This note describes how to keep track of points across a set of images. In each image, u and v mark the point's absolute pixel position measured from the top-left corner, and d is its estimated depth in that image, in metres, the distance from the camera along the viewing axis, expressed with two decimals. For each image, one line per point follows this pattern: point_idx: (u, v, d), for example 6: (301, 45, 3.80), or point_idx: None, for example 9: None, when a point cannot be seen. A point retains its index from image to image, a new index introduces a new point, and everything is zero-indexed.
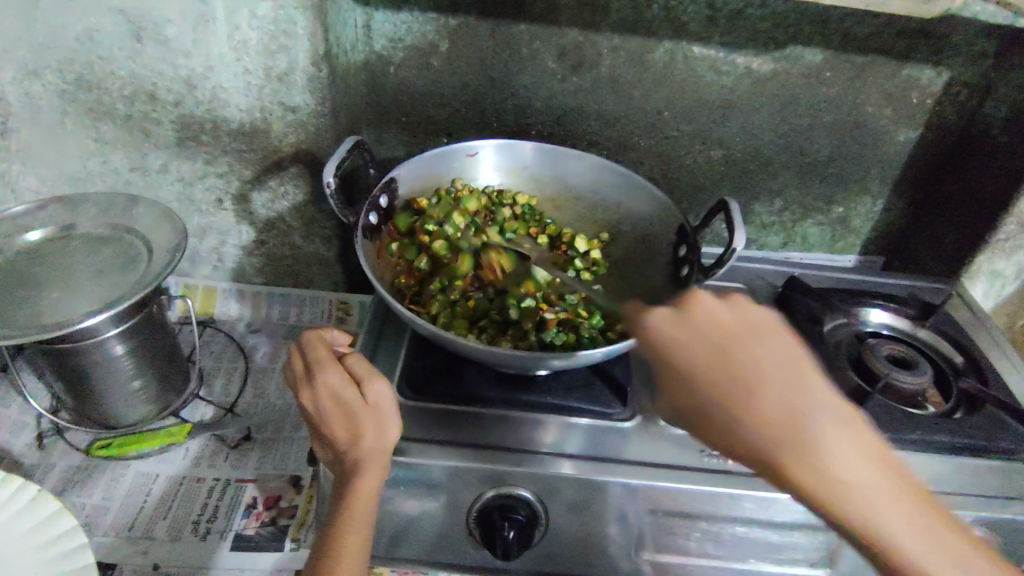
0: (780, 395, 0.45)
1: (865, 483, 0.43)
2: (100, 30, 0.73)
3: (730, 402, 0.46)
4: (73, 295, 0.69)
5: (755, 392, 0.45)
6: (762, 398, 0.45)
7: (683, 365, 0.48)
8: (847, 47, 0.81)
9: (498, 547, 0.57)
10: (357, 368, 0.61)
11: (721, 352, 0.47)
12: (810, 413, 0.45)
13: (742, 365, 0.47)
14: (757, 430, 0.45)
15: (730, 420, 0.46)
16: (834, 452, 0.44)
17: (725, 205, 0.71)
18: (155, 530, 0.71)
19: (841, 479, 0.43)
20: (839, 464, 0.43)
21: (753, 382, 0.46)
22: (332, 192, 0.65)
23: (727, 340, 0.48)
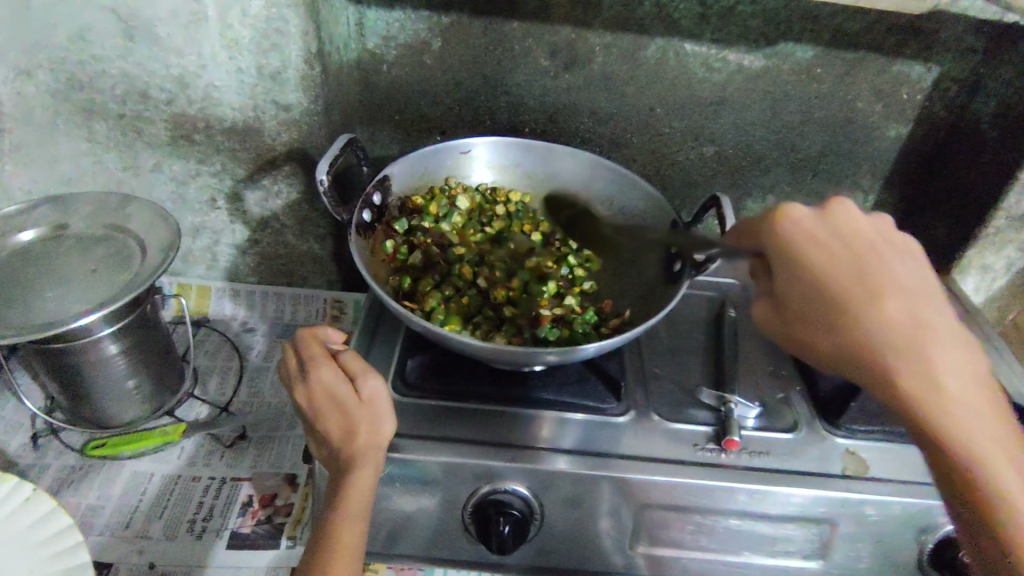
0: (931, 334, 0.43)
1: (974, 406, 0.41)
2: (92, 29, 0.73)
3: (859, 310, 0.44)
4: (65, 295, 0.69)
5: (873, 297, 0.44)
6: (877, 303, 0.44)
7: (823, 276, 0.46)
8: (837, 43, 0.82)
9: (494, 543, 0.58)
10: (350, 364, 0.61)
11: (860, 274, 0.45)
12: (927, 334, 0.43)
13: (851, 271, 0.45)
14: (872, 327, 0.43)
15: (865, 337, 0.43)
16: (948, 365, 0.42)
17: (716, 200, 0.71)
18: (151, 529, 0.71)
19: (942, 398, 0.41)
20: (951, 380, 0.42)
21: (874, 269, 0.45)
22: (326, 189, 0.65)
23: (860, 270, 0.45)
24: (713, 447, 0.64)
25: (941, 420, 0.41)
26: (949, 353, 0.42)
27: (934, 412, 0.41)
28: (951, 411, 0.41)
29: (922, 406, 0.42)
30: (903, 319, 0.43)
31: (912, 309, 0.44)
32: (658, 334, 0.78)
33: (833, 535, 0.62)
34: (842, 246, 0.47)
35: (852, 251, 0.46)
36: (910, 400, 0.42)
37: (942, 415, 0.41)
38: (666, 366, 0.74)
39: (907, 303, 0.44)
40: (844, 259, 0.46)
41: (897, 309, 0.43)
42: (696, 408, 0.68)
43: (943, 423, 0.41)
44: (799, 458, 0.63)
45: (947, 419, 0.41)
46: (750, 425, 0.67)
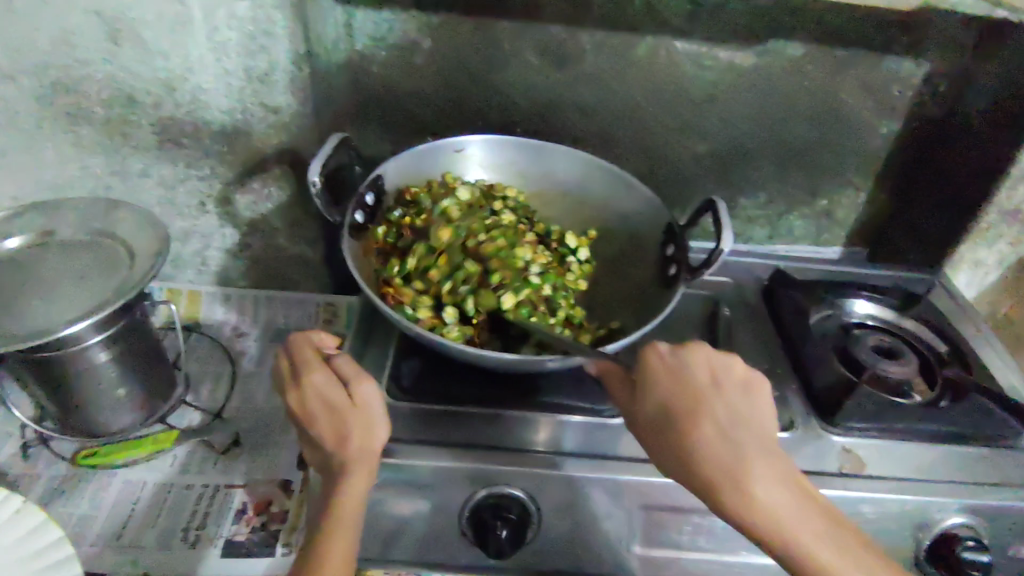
0: (753, 473, 0.49)
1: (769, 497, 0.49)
2: (75, 33, 0.72)
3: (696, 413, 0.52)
4: (53, 303, 0.68)
5: (697, 419, 0.51)
6: (694, 428, 0.51)
7: (670, 415, 0.52)
8: (827, 39, 0.82)
9: (492, 547, 0.57)
10: (344, 368, 0.60)
11: (698, 418, 0.51)
12: (699, 428, 0.51)
13: (685, 405, 0.52)
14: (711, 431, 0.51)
15: (681, 454, 0.51)
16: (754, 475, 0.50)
17: (712, 204, 0.71)
18: (144, 538, 0.70)
19: (756, 500, 0.49)
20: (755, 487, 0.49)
21: (682, 417, 0.52)
22: (317, 190, 0.64)
23: (678, 397, 0.53)
24: None
25: (785, 537, 0.48)
26: (758, 469, 0.50)
27: (796, 546, 0.48)
28: (825, 561, 0.48)
29: (792, 538, 0.48)
30: (711, 445, 0.50)
31: (722, 432, 0.51)
32: (653, 333, 0.78)
33: None
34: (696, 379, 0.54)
35: (650, 423, 0.53)
36: (755, 516, 0.49)
37: (779, 527, 0.48)
38: None
39: (731, 407, 0.53)
40: (657, 410, 0.53)
41: (720, 444, 0.50)
42: None
43: (793, 544, 0.48)
44: (796, 458, 0.63)
45: (812, 548, 0.48)
46: None
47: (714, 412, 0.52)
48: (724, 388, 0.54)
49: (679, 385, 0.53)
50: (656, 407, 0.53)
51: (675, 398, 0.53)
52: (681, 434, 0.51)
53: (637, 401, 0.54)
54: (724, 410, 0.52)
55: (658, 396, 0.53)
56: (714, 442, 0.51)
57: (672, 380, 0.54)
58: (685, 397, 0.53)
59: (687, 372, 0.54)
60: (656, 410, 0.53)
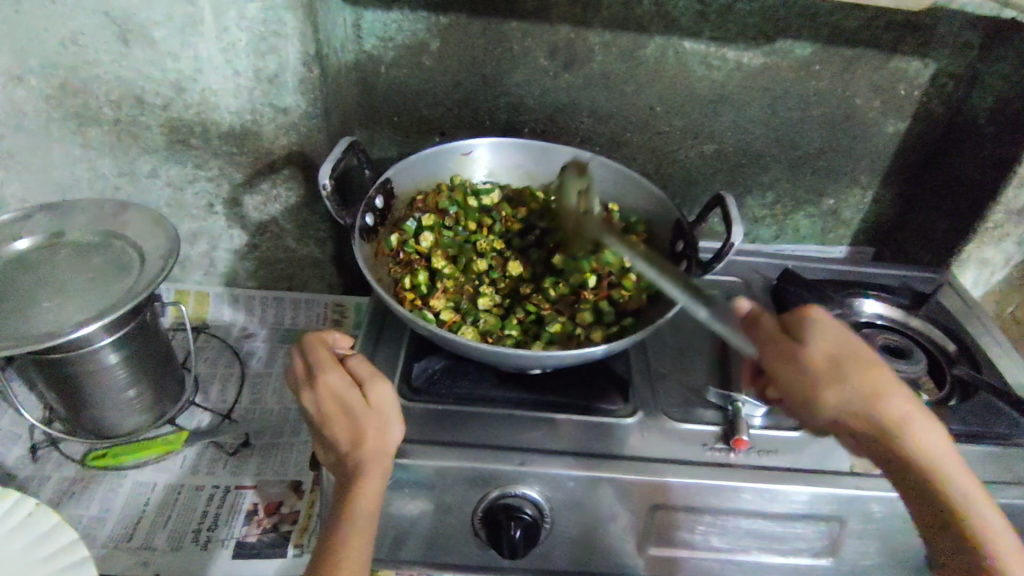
0: (920, 419, 0.55)
1: (940, 441, 0.54)
2: (84, 34, 0.72)
3: (873, 362, 0.57)
4: (63, 304, 0.68)
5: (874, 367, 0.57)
6: (872, 374, 0.56)
7: (850, 363, 0.57)
8: (835, 39, 0.82)
9: (505, 548, 0.58)
10: (359, 370, 0.60)
11: (876, 371, 0.56)
12: (877, 375, 0.56)
13: (863, 358, 0.57)
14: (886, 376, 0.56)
15: (868, 390, 0.55)
16: (923, 419, 0.55)
17: (721, 200, 0.71)
18: (155, 540, 0.70)
19: (930, 443, 0.54)
20: (924, 426, 0.55)
21: (858, 365, 0.57)
22: (328, 192, 0.64)
23: (851, 348, 0.58)
24: (722, 447, 0.64)
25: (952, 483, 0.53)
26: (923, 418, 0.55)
27: (962, 494, 0.52)
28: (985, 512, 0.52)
29: (958, 485, 0.53)
30: (889, 392, 0.55)
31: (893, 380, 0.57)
32: (662, 333, 0.78)
33: (842, 533, 0.62)
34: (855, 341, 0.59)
35: (831, 362, 0.57)
36: (927, 454, 0.53)
37: (949, 473, 0.53)
38: (672, 366, 0.73)
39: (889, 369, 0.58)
40: (833, 355, 0.57)
41: (901, 397, 0.55)
42: (703, 408, 0.68)
43: (959, 489, 0.52)
44: (806, 458, 0.63)
45: (973, 497, 0.52)
46: (757, 424, 0.66)
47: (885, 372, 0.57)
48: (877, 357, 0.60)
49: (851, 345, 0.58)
50: (835, 354, 0.57)
51: (849, 344, 0.58)
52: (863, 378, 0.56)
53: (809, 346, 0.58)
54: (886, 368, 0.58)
55: (834, 345, 0.58)
56: (889, 381, 0.56)
57: (843, 337, 0.58)
58: (853, 347, 0.58)
59: (851, 335, 0.59)
60: (834, 356, 0.57)
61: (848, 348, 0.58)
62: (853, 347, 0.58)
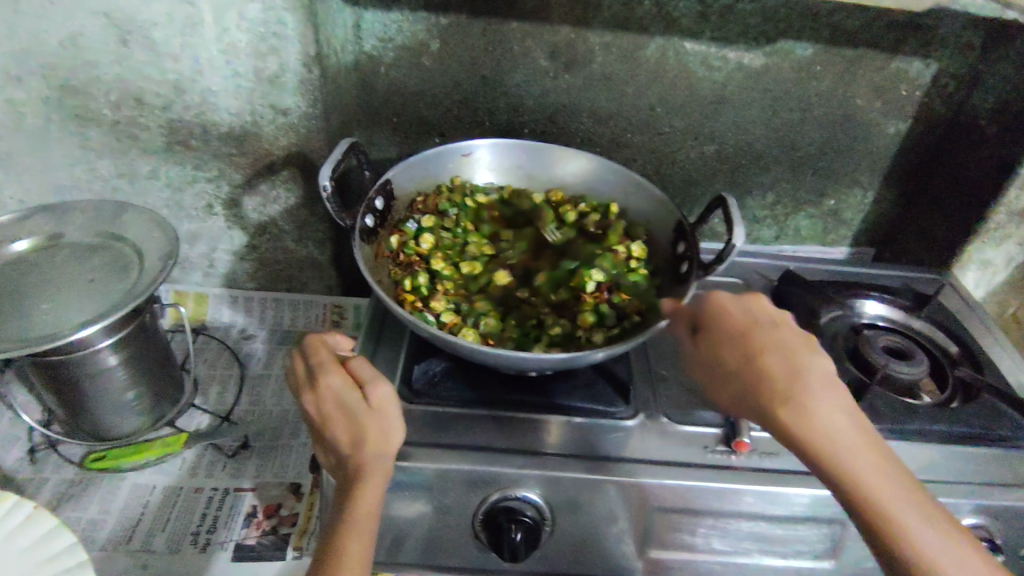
0: (813, 408, 0.50)
1: (840, 436, 0.49)
2: (83, 35, 0.72)
3: (763, 352, 0.53)
4: (62, 306, 0.67)
5: (763, 359, 0.53)
6: (754, 368, 0.53)
7: (736, 358, 0.54)
8: (837, 40, 0.81)
9: (506, 550, 0.57)
10: (360, 371, 0.60)
11: (764, 363, 0.53)
12: (758, 369, 0.52)
13: (754, 350, 0.54)
14: (776, 366, 0.52)
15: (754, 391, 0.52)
16: (820, 407, 0.50)
17: (722, 201, 0.70)
18: (154, 542, 0.70)
19: (821, 434, 0.49)
20: (821, 419, 0.50)
21: (745, 360, 0.54)
22: (328, 193, 0.63)
23: (745, 339, 0.55)
24: (723, 449, 0.64)
25: (847, 476, 0.48)
26: (821, 405, 0.50)
27: (856, 486, 0.47)
28: (881, 503, 0.47)
29: (853, 478, 0.48)
30: (768, 383, 0.52)
31: (788, 367, 0.52)
32: (663, 334, 0.77)
33: (844, 536, 0.62)
34: (757, 327, 0.56)
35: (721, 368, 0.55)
36: (817, 445, 0.49)
37: (843, 462, 0.48)
38: (673, 367, 0.73)
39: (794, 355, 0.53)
40: (721, 353, 0.56)
41: (790, 387, 0.51)
42: (704, 409, 0.68)
43: (853, 481, 0.48)
44: None
45: (873, 486, 0.47)
46: (759, 426, 0.66)
47: (778, 361, 0.53)
48: (786, 335, 0.55)
49: (741, 338, 0.55)
50: (725, 350, 0.56)
51: (742, 342, 0.55)
52: (747, 373, 0.53)
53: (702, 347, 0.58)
54: (785, 358, 0.53)
55: (723, 340, 0.56)
56: (778, 372, 0.52)
57: (738, 326, 0.56)
58: (752, 343, 0.55)
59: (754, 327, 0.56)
60: (720, 353, 0.56)
61: (739, 346, 0.55)
62: (745, 342, 0.55)
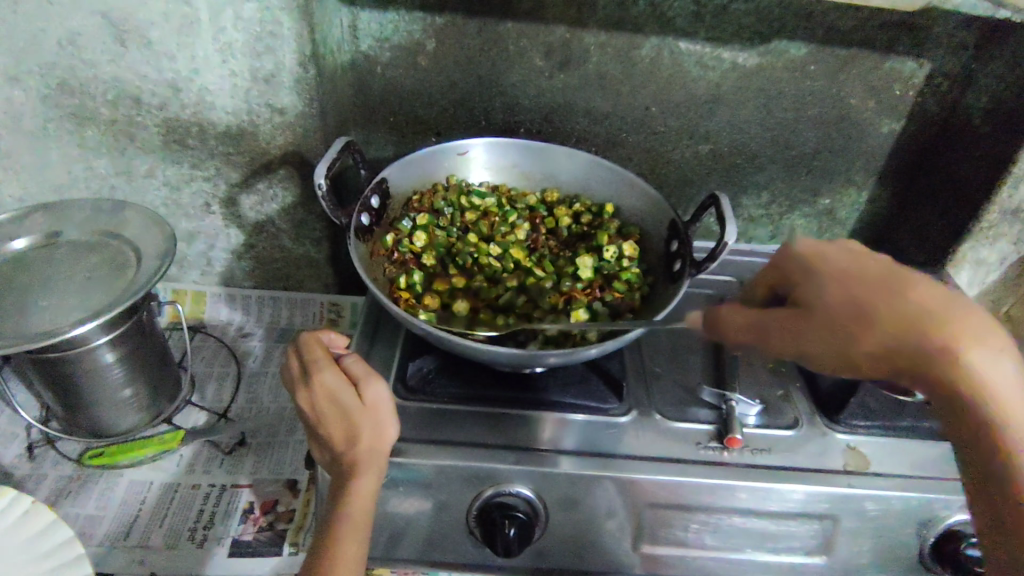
0: (975, 349, 0.40)
1: (1012, 385, 0.40)
2: (81, 34, 0.72)
3: (903, 287, 0.43)
4: (59, 304, 0.68)
5: (902, 285, 0.43)
6: (942, 332, 0.40)
7: (892, 314, 0.42)
8: (830, 40, 0.82)
9: (500, 547, 0.58)
10: (353, 368, 0.60)
11: (946, 324, 0.41)
12: (960, 327, 0.40)
13: (920, 310, 0.41)
14: (918, 294, 0.42)
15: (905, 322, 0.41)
16: (986, 350, 0.40)
17: (715, 199, 0.71)
18: (151, 538, 0.70)
19: (986, 386, 0.40)
20: (983, 362, 0.40)
21: (914, 316, 0.41)
22: (324, 192, 0.64)
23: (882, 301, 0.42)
24: (715, 445, 0.64)
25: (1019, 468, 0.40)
26: (983, 348, 0.40)
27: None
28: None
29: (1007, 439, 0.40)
30: (970, 351, 0.40)
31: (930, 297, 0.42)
32: (657, 332, 0.78)
33: (836, 532, 0.62)
34: (862, 261, 0.46)
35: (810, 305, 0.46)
36: (974, 396, 0.40)
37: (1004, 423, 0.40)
38: (666, 365, 0.74)
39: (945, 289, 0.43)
40: (853, 303, 0.43)
41: (979, 354, 0.40)
42: (697, 407, 0.68)
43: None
44: (800, 456, 0.63)
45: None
46: (751, 423, 0.67)
47: (971, 319, 0.41)
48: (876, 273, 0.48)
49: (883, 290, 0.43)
50: (841, 301, 0.44)
51: (833, 273, 0.46)
52: (887, 327, 0.42)
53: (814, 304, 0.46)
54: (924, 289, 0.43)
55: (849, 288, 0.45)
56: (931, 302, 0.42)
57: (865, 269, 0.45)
58: (866, 269, 0.45)
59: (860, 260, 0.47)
60: (861, 306, 0.43)
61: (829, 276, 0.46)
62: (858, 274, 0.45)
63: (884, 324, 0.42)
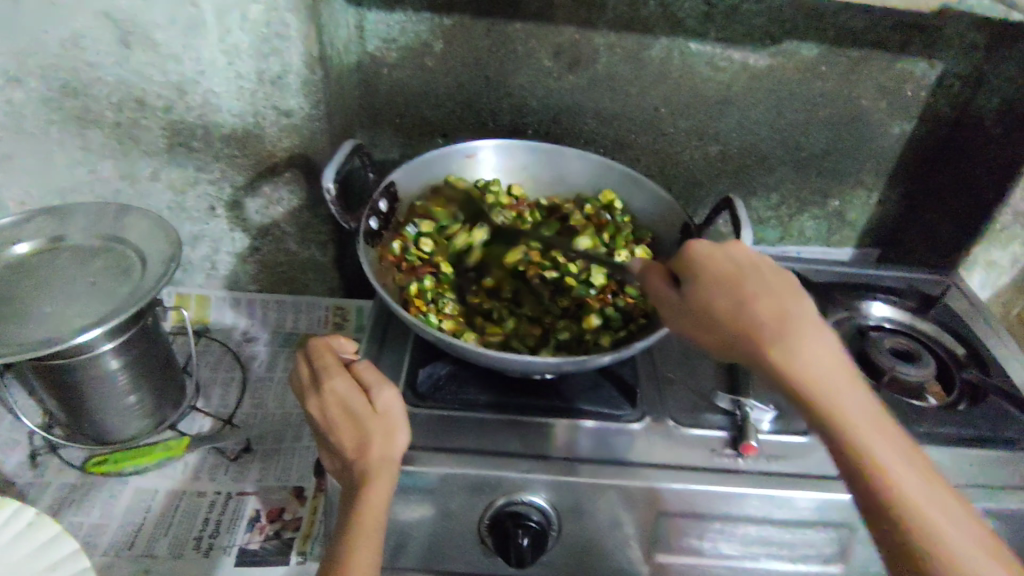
0: (802, 354, 0.44)
1: (848, 393, 0.44)
2: (85, 36, 0.71)
3: (727, 284, 0.47)
4: (63, 310, 0.67)
5: (745, 285, 0.47)
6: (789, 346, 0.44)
7: (750, 304, 0.46)
8: (842, 41, 0.81)
9: (513, 556, 0.57)
10: (365, 375, 0.59)
11: (785, 325, 0.45)
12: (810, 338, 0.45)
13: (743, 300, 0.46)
14: (742, 292, 0.46)
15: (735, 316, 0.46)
16: (817, 357, 0.44)
17: (729, 202, 0.70)
18: (157, 548, 0.69)
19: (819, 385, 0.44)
20: (813, 362, 0.44)
21: (763, 323, 0.45)
22: (332, 196, 0.63)
23: (744, 282, 0.47)
24: (730, 452, 0.63)
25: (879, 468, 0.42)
26: (810, 356, 0.44)
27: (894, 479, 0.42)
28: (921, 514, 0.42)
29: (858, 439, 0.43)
30: (816, 368, 0.44)
31: (770, 302, 0.46)
32: (668, 337, 0.77)
33: (852, 540, 0.61)
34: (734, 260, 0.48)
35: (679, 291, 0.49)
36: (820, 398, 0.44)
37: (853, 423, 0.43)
38: (678, 369, 0.73)
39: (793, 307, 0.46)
40: (703, 298, 0.47)
41: (808, 355, 0.44)
42: (710, 412, 0.67)
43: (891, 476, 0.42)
44: (817, 463, 0.62)
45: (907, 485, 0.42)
46: (765, 429, 0.65)
47: (795, 329, 0.45)
48: (759, 275, 0.47)
49: (745, 281, 0.47)
50: (707, 293, 0.47)
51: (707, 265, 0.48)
52: (751, 328, 0.45)
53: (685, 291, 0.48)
54: (758, 291, 0.46)
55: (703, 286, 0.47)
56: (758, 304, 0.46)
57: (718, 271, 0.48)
58: (719, 270, 0.47)
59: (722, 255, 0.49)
60: (717, 299, 0.46)
61: (706, 272, 0.48)
62: (710, 273, 0.48)
63: (725, 318, 0.46)
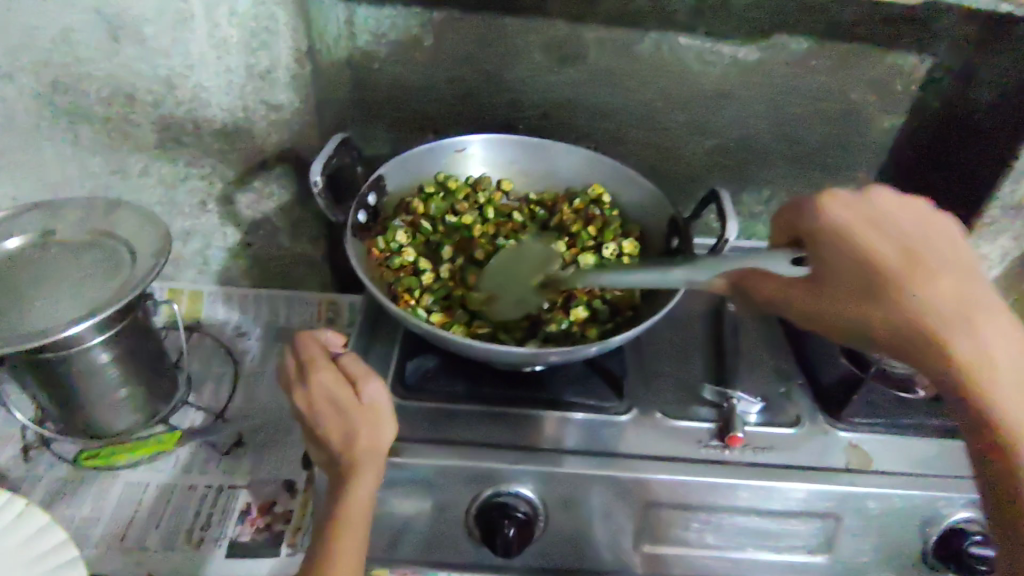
0: (964, 325, 0.46)
1: (1009, 371, 0.44)
2: (74, 31, 0.71)
3: (920, 251, 0.49)
4: (53, 303, 0.67)
5: (931, 257, 0.49)
6: (914, 291, 0.47)
7: (867, 252, 0.50)
8: (832, 34, 0.81)
9: (500, 546, 0.57)
10: (350, 367, 0.60)
11: (969, 299, 0.47)
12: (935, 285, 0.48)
13: (888, 252, 0.50)
14: (940, 262, 0.49)
15: (902, 280, 0.48)
16: (988, 330, 0.45)
17: (716, 195, 0.70)
18: (148, 540, 0.69)
19: (988, 357, 0.44)
20: (986, 335, 0.45)
21: (931, 265, 0.48)
22: (320, 189, 0.64)
23: (921, 244, 0.50)
24: (716, 443, 0.63)
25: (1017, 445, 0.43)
26: (977, 328, 0.46)
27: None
28: None
29: (999, 411, 0.44)
30: (1009, 345, 0.45)
31: (942, 272, 0.48)
32: (657, 330, 0.77)
33: (838, 531, 0.62)
34: (920, 226, 0.51)
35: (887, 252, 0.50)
36: (968, 367, 0.45)
37: (995, 393, 0.44)
38: (667, 361, 0.73)
39: (954, 276, 0.48)
40: (896, 258, 0.49)
41: (974, 337, 0.45)
42: (698, 404, 0.68)
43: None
44: (802, 454, 0.63)
45: None
46: (752, 421, 0.66)
47: (984, 306, 0.46)
48: (919, 245, 0.50)
49: (875, 226, 0.51)
50: (890, 253, 0.50)
51: (908, 231, 0.51)
52: (886, 277, 0.49)
53: (862, 247, 0.51)
54: (943, 262, 0.49)
55: (847, 235, 0.51)
56: (949, 275, 0.48)
57: (886, 218, 0.52)
58: (909, 237, 0.51)
59: (900, 211, 0.52)
60: (842, 245, 0.52)
61: (894, 235, 0.50)
62: (917, 239, 0.50)
63: (909, 281, 0.48)
